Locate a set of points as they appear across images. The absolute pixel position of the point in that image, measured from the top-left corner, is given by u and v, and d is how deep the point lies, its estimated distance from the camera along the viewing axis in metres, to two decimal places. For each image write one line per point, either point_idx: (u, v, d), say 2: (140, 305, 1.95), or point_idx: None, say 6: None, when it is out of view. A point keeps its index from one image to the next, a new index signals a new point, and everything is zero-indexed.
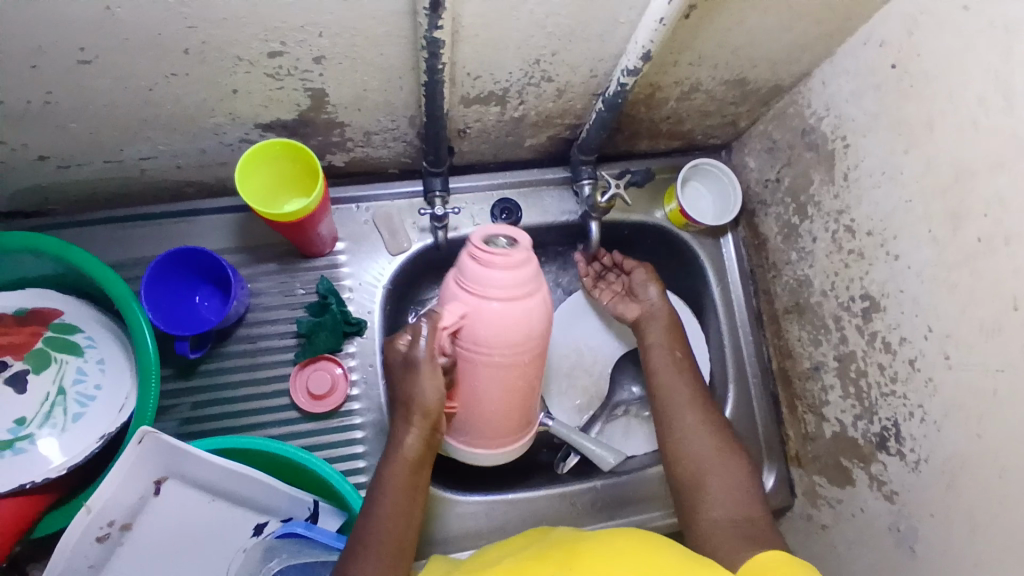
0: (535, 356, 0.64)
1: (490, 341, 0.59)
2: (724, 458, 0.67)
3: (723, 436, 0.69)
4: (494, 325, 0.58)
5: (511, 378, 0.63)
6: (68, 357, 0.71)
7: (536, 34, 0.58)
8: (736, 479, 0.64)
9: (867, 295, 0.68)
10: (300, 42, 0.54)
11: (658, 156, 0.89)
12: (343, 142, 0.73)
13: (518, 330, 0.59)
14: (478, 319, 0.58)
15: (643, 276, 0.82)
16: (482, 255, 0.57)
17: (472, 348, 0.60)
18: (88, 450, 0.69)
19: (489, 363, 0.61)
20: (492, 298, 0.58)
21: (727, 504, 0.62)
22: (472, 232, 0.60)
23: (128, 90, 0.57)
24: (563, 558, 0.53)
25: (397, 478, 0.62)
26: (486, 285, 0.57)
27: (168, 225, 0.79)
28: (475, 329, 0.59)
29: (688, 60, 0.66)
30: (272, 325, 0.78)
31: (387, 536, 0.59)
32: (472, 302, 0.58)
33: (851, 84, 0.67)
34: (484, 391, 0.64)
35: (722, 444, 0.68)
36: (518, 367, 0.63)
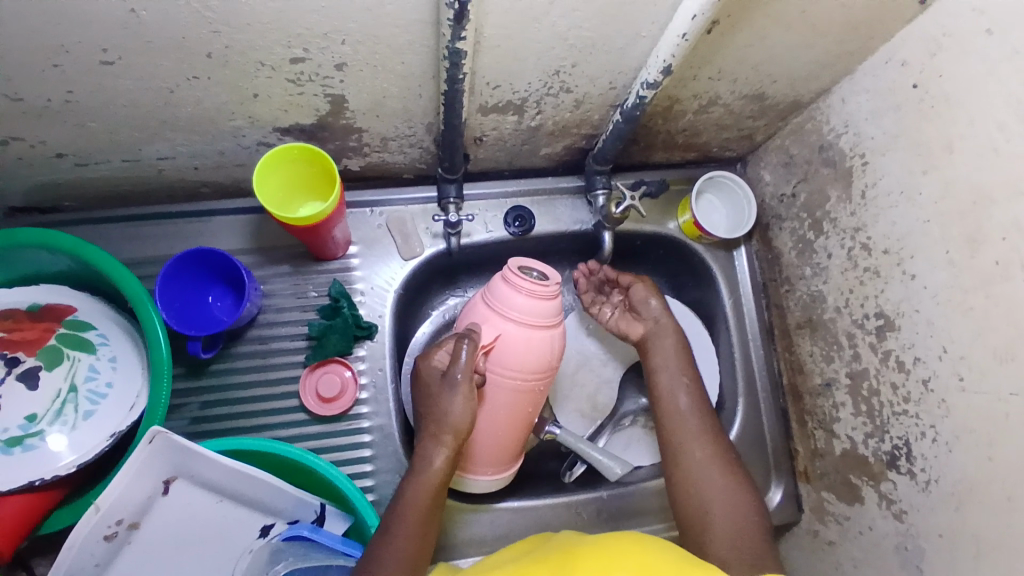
0: (547, 386, 0.68)
1: (519, 365, 0.64)
2: (733, 491, 0.64)
3: (733, 467, 0.66)
4: (524, 349, 0.63)
5: (530, 401, 0.67)
6: (80, 355, 0.71)
7: (557, 46, 0.58)
8: (728, 485, 0.65)
9: (882, 313, 0.67)
10: (321, 49, 0.54)
11: (673, 167, 0.89)
12: (359, 147, 0.73)
13: (543, 356, 0.64)
14: (510, 341, 0.63)
15: (639, 291, 0.79)
16: (519, 283, 0.63)
17: (501, 370, 0.64)
18: (97, 448, 0.69)
19: (513, 387, 0.64)
20: (526, 322, 0.63)
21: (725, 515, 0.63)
22: (507, 262, 0.66)
23: (148, 92, 0.58)
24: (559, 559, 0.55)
25: (422, 492, 0.61)
26: (520, 311, 0.63)
27: (183, 224, 0.79)
28: (506, 351, 0.63)
29: (708, 74, 0.66)
30: (283, 326, 0.78)
31: (407, 556, 0.58)
32: (507, 324, 0.63)
33: (871, 103, 0.67)
34: (500, 417, 0.66)
35: (732, 475, 0.66)
36: (533, 395, 0.67)
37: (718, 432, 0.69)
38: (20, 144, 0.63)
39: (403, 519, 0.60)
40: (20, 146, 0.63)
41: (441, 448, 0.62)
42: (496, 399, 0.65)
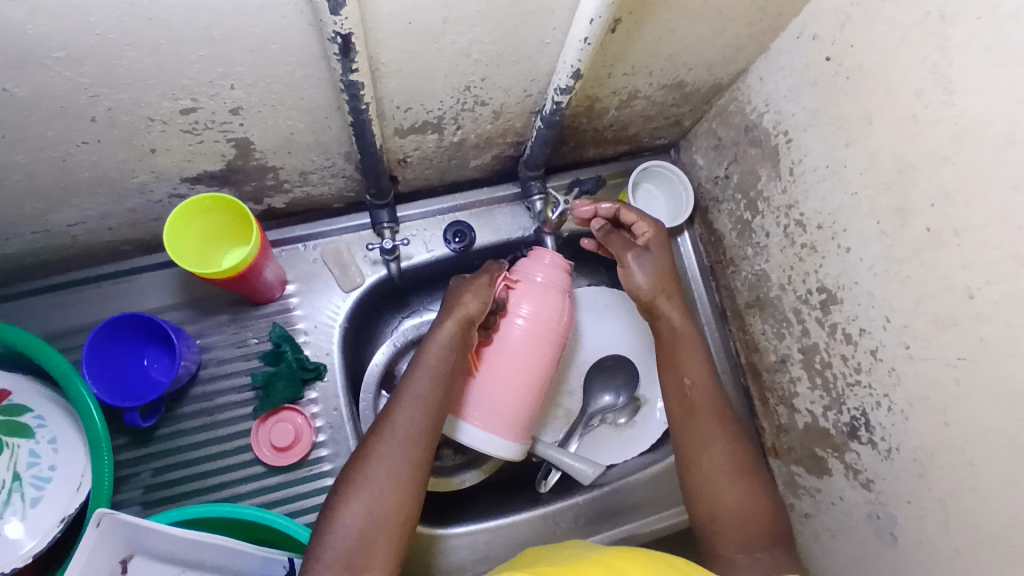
0: (551, 360, 0.72)
1: (535, 308, 0.69)
2: (746, 493, 0.64)
3: (746, 468, 0.65)
4: (543, 292, 0.70)
5: (535, 360, 0.70)
6: (18, 442, 0.68)
7: (462, 63, 0.56)
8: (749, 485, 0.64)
9: (823, 287, 0.68)
10: (212, 96, 0.51)
11: (608, 161, 0.88)
12: (279, 185, 0.70)
13: (555, 313, 0.71)
14: (531, 285, 0.70)
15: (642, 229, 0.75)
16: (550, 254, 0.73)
17: (522, 307, 0.69)
18: (50, 533, 0.65)
19: (521, 329, 0.69)
20: (556, 276, 0.71)
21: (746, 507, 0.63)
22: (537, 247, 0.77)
23: (41, 163, 0.54)
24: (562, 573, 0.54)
25: (414, 403, 0.63)
26: (550, 268, 0.72)
27: (108, 287, 0.75)
28: (525, 292, 0.70)
29: (623, 71, 0.65)
30: (227, 379, 0.75)
31: (399, 451, 0.60)
32: (534, 277, 0.71)
33: (788, 80, 0.66)
34: (504, 362, 0.69)
35: (743, 474, 0.65)
36: (538, 351, 0.70)
37: (732, 430, 0.67)
38: None
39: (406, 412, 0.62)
40: None
41: (452, 335, 0.65)
42: (506, 335, 0.69)
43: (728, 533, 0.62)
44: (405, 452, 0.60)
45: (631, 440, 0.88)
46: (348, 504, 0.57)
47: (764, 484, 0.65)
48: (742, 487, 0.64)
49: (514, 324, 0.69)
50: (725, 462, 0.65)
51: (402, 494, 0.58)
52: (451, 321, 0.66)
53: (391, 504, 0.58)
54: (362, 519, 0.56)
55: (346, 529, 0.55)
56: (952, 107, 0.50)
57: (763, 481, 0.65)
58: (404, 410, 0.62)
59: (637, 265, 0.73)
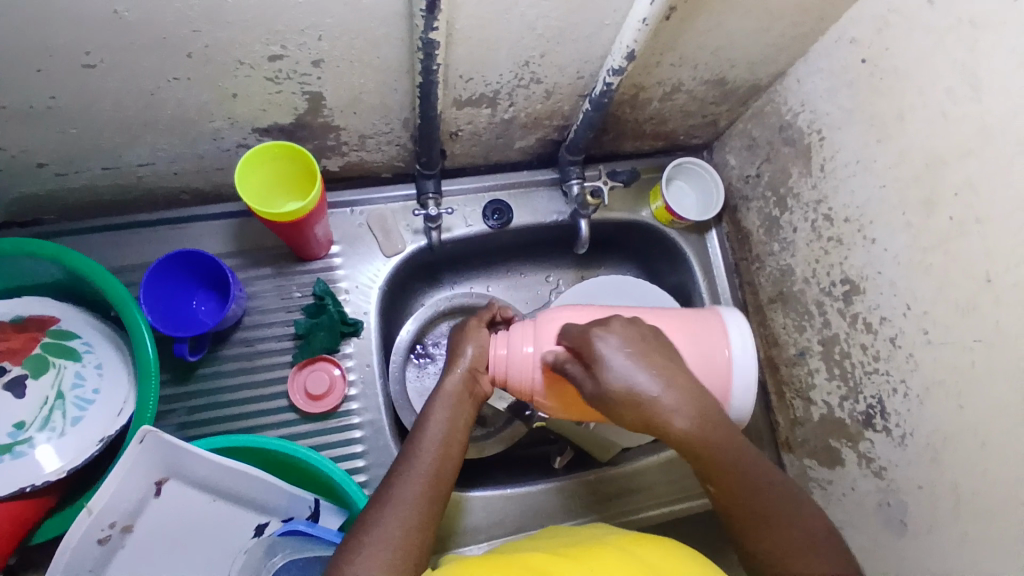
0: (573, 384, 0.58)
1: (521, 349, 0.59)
2: (784, 493, 0.52)
3: (748, 476, 0.51)
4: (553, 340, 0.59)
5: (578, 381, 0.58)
6: (65, 362, 0.71)
7: (526, 36, 0.61)
8: (768, 493, 0.51)
9: (847, 279, 0.72)
10: (300, 45, 0.56)
11: (643, 157, 0.92)
12: (338, 146, 0.75)
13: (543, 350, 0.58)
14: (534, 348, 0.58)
15: None
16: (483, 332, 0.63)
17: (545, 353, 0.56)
18: (88, 452, 0.68)
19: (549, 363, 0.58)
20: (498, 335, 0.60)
21: (783, 511, 0.51)
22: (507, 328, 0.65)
23: (131, 94, 0.59)
24: (575, 555, 0.54)
25: (460, 379, 0.60)
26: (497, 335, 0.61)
27: (164, 231, 0.79)
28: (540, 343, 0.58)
29: (671, 61, 0.70)
30: (268, 328, 0.79)
31: (438, 445, 0.57)
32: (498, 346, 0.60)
33: (825, 82, 0.71)
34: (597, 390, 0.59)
35: (733, 480, 0.51)
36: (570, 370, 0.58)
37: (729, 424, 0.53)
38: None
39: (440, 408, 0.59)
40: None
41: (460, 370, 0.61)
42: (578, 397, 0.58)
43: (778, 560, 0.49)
44: (453, 435, 0.58)
45: None
46: (396, 499, 0.54)
47: (767, 487, 0.51)
48: (777, 484, 0.52)
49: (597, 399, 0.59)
50: (782, 493, 0.52)
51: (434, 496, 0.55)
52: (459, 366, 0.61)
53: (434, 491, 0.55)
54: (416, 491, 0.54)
55: (388, 535, 0.51)
56: (980, 103, 0.55)
57: (756, 478, 0.52)
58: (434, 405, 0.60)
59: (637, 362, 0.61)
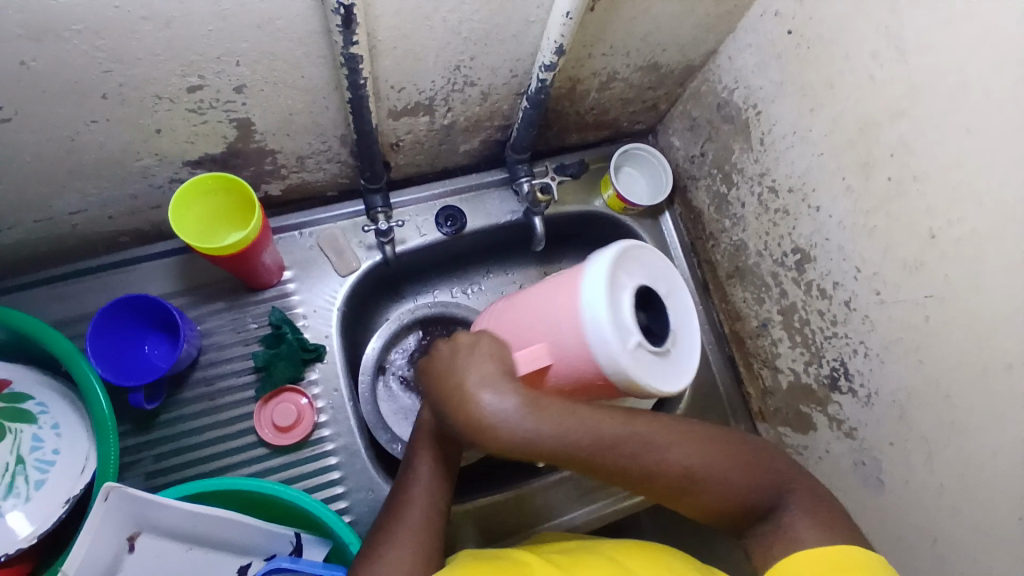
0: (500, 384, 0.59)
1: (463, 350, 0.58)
2: (669, 437, 0.53)
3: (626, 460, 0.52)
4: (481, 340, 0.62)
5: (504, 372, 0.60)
6: (21, 426, 0.68)
7: (453, 41, 0.60)
8: (655, 452, 0.53)
9: (798, 248, 0.73)
10: (218, 73, 0.54)
11: (588, 147, 0.92)
12: (276, 170, 0.73)
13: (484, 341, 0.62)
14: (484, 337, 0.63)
15: None
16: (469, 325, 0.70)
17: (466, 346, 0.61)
18: (56, 514, 0.65)
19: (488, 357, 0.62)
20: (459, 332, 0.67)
21: (678, 463, 0.53)
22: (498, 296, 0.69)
23: (49, 143, 0.56)
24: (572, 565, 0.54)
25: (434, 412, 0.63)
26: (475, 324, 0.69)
27: (106, 278, 0.76)
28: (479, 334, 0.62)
29: (602, 52, 0.70)
30: (228, 364, 0.77)
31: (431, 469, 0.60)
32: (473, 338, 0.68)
33: (754, 57, 0.72)
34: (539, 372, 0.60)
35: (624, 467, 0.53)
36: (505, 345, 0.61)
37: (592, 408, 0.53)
38: None
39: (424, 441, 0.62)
40: None
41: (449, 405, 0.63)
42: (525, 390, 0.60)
43: (695, 501, 0.54)
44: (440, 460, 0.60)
45: None
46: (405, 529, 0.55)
47: (654, 447, 0.53)
48: (664, 442, 0.53)
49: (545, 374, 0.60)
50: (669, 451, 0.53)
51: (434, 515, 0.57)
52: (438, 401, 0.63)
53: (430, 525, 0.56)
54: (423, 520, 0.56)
55: (397, 558, 0.53)
56: (903, 65, 0.56)
57: (641, 448, 0.53)
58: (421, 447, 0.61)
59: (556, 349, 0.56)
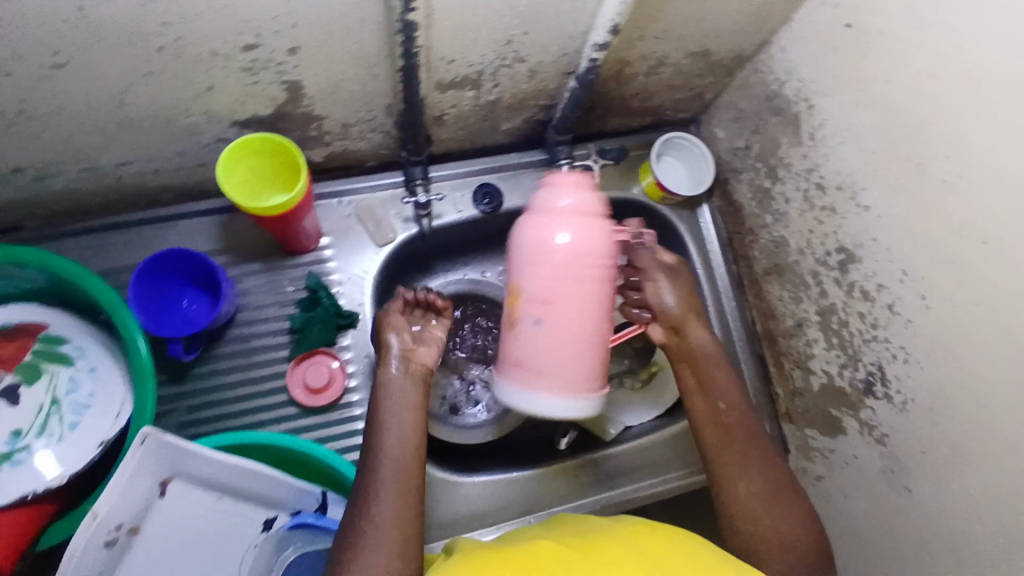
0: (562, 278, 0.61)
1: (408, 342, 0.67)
2: (777, 481, 0.62)
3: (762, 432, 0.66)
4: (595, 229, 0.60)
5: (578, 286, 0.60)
6: (58, 369, 0.71)
7: (506, 14, 0.59)
8: (797, 521, 0.60)
9: (843, 247, 0.72)
10: (275, 33, 0.55)
11: (630, 134, 0.91)
12: (321, 136, 0.74)
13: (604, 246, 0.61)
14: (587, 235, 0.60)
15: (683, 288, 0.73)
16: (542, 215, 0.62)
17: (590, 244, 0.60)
18: (89, 455, 0.68)
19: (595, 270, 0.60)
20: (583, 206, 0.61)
21: (794, 525, 0.60)
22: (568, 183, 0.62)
23: (104, 93, 0.57)
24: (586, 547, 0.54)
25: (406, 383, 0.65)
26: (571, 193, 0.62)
27: (148, 232, 0.78)
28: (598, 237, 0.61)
29: (654, 35, 0.69)
30: (264, 324, 0.78)
31: (400, 455, 0.60)
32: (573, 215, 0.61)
33: (809, 48, 0.70)
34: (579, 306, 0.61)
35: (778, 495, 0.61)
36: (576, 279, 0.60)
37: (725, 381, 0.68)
38: None
39: (394, 421, 0.62)
40: None
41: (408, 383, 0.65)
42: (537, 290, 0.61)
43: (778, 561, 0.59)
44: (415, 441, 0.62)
45: (648, 405, 0.90)
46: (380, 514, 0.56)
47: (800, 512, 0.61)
48: (798, 503, 0.62)
49: (529, 312, 0.61)
50: (739, 441, 0.65)
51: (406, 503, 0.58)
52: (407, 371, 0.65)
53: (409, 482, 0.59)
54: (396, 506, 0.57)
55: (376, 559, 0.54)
56: (966, 62, 0.55)
57: (793, 497, 0.62)
58: (389, 422, 0.62)
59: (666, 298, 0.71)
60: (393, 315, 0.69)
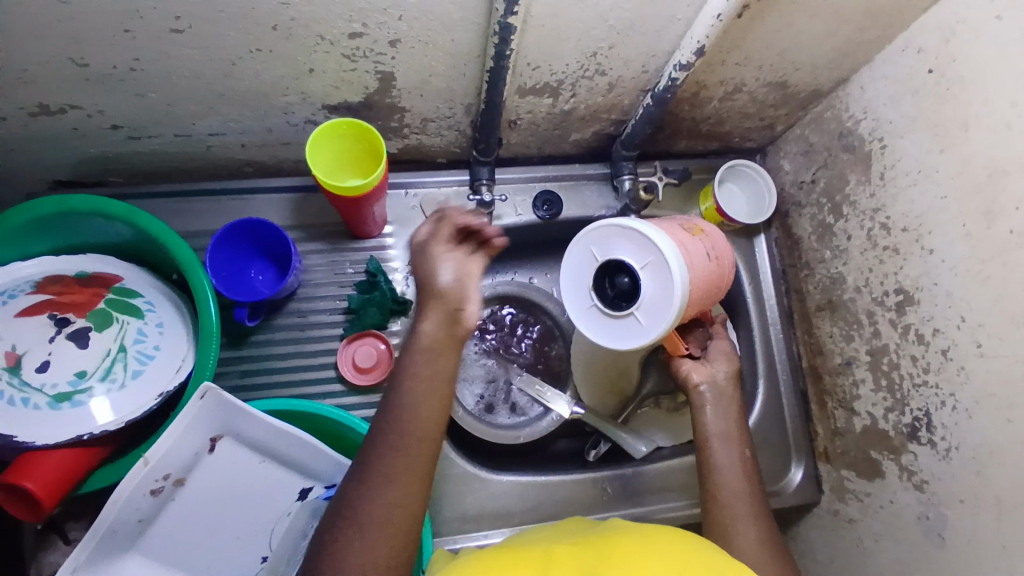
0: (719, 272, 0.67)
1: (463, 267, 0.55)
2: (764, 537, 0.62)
3: (754, 485, 0.67)
4: (725, 245, 0.69)
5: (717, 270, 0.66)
6: (128, 319, 0.73)
7: (597, 27, 0.62)
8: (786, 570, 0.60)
9: (901, 289, 0.71)
10: (379, 24, 0.58)
11: (694, 157, 0.93)
12: (400, 128, 0.77)
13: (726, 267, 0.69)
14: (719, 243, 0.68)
15: (722, 347, 0.78)
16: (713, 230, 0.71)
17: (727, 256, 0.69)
18: (148, 405, 0.69)
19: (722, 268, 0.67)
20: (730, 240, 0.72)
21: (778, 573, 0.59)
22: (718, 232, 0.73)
23: (212, 63, 0.61)
24: (601, 547, 0.54)
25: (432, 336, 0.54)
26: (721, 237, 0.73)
27: (225, 201, 0.82)
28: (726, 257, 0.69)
29: (735, 60, 0.70)
30: (322, 301, 0.81)
31: (418, 435, 0.52)
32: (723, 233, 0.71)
33: (889, 89, 0.71)
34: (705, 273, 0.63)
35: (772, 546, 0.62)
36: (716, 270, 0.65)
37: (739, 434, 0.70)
38: (78, 113, 0.65)
39: (419, 384, 0.53)
40: (78, 116, 0.66)
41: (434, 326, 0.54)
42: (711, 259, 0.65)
43: None
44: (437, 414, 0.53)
45: (683, 427, 0.90)
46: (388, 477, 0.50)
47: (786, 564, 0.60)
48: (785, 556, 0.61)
49: (706, 244, 0.65)
50: (727, 490, 0.66)
51: (410, 489, 0.51)
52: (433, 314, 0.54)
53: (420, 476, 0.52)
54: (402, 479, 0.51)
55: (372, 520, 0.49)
56: None
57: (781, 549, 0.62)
58: (413, 380, 0.53)
59: (713, 358, 0.76)
60: (435, 245, 0.56)
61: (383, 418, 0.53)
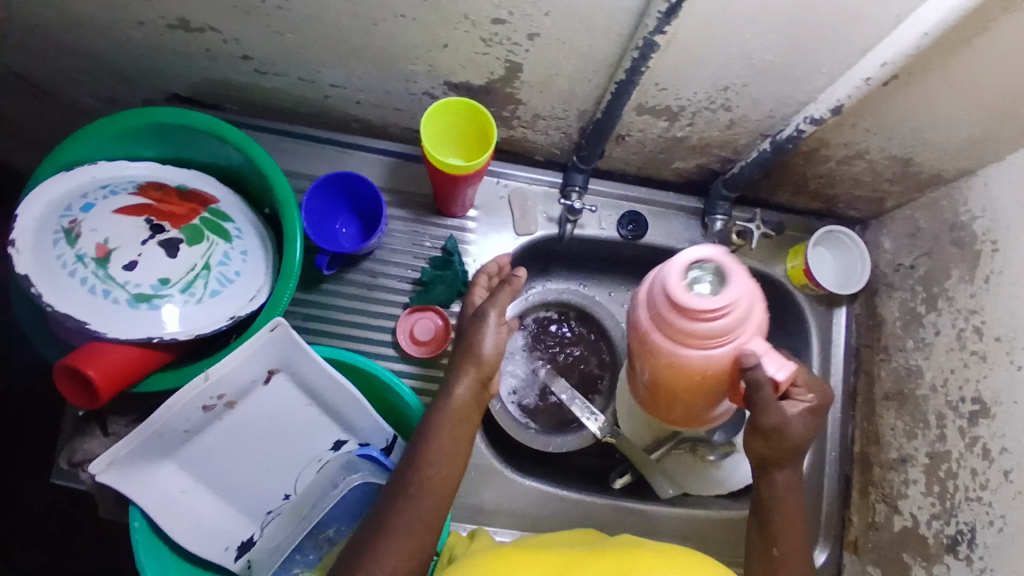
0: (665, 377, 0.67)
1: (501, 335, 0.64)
2: None
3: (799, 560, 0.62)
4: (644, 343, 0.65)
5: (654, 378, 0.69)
6: (217, 240, 0.74)
7: (737, 63, 0.61)
8: None
9: (979, 399, 0.67)
10: (524, 16, 0.58)
11: (792, 213, 0.90)
12: (510, 118, 0.77)
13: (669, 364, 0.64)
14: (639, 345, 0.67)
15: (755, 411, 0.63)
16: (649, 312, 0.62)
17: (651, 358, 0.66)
18: (220, 324, 0.71)
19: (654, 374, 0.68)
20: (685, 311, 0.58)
21: None
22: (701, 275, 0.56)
23: (355, 18, 0.63)
24: (621, 559, 0.54)
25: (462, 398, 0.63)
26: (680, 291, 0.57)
27: (328, 150, 0.85)
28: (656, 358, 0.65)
29: (866, 126, 0.69)
30: (394, 266, 0.83)
31: (433, 488, 0.59)
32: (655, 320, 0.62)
33: (1012, 193, 0.67)
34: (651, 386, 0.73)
35: None
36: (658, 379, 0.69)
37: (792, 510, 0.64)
38: (214, 36, 0.68)
39: (435, 443, 0.61)
40: (215, 39, 0.69)
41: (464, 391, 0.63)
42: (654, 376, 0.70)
43: None
44: (448, 469, 0.60)
45: (713, 478, 0.88)
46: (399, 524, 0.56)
47: None
48: None
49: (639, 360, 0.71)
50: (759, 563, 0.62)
51: (420, 542, 0.56)
52: (466, 380, 0.63)
53: (433, 514, 0.58)
54: (408, 529, 0.56)
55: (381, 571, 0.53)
56: None
57: None
58: (432, 440, 0.61)
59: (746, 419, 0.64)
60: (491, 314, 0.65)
61: (406, 468, 0.60)
